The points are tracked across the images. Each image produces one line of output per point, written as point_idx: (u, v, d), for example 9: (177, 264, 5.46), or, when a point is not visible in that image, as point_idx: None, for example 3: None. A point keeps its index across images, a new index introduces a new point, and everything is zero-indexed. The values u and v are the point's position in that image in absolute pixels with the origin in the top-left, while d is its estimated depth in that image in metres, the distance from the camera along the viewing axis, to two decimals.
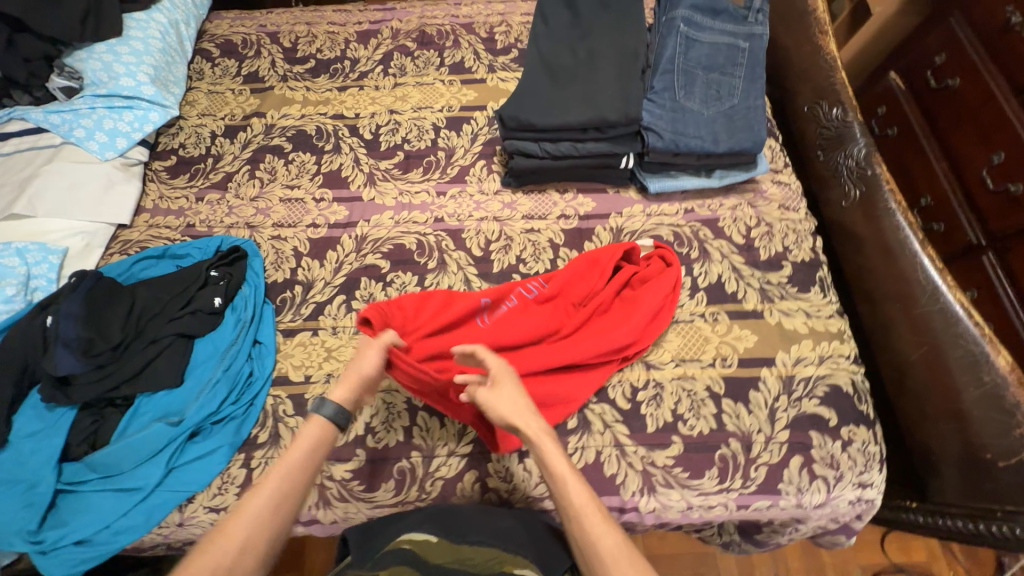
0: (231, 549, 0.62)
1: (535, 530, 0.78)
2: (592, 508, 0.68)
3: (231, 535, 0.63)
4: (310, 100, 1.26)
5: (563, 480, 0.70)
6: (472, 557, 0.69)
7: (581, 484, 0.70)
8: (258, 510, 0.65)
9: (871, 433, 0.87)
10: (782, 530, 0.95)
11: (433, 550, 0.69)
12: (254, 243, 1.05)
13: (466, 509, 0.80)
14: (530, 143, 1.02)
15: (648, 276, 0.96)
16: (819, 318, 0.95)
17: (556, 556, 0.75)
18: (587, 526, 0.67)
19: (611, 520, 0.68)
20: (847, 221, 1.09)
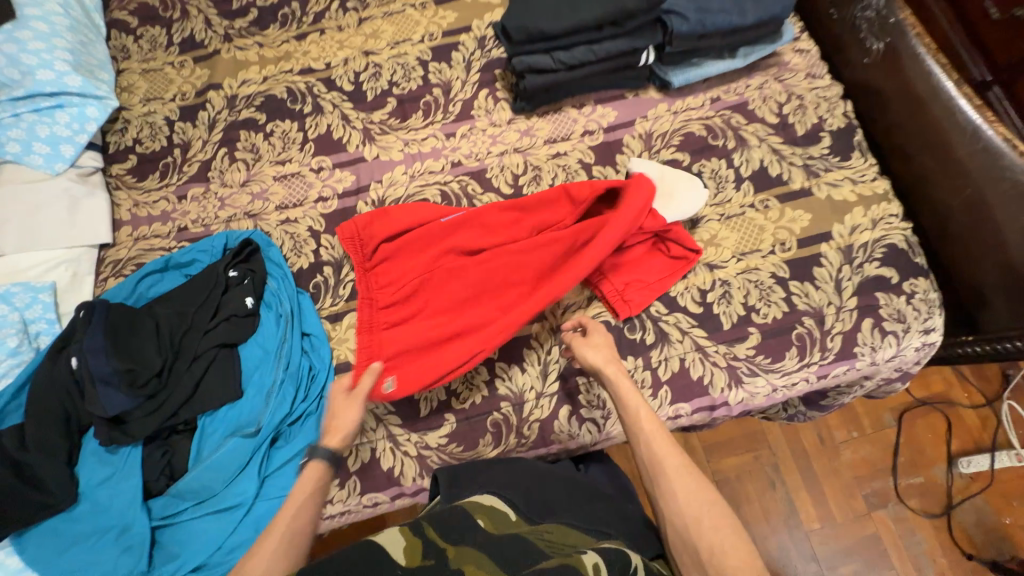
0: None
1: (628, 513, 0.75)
2: (665, 439, 0.68)
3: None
4: (268, 58, 1.08)
5: (637, 411, 0.71)
6: (552, 531, 0.64)
7: (655, 422, 0.70)
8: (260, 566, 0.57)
9: (929, 282, 0.90)
10: (848, 390, 1.02)
11: (506, 523, 0.65)
12: (264, 232, 0.95)
13: (559, 484, 0.76)
14: (542, 56, 0.92)
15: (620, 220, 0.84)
16: (864, 183, 0.95)
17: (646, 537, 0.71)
18: (655, 448, 0.67)
19: (682, 452, 0.67)
20: (869, 78, 1.06)
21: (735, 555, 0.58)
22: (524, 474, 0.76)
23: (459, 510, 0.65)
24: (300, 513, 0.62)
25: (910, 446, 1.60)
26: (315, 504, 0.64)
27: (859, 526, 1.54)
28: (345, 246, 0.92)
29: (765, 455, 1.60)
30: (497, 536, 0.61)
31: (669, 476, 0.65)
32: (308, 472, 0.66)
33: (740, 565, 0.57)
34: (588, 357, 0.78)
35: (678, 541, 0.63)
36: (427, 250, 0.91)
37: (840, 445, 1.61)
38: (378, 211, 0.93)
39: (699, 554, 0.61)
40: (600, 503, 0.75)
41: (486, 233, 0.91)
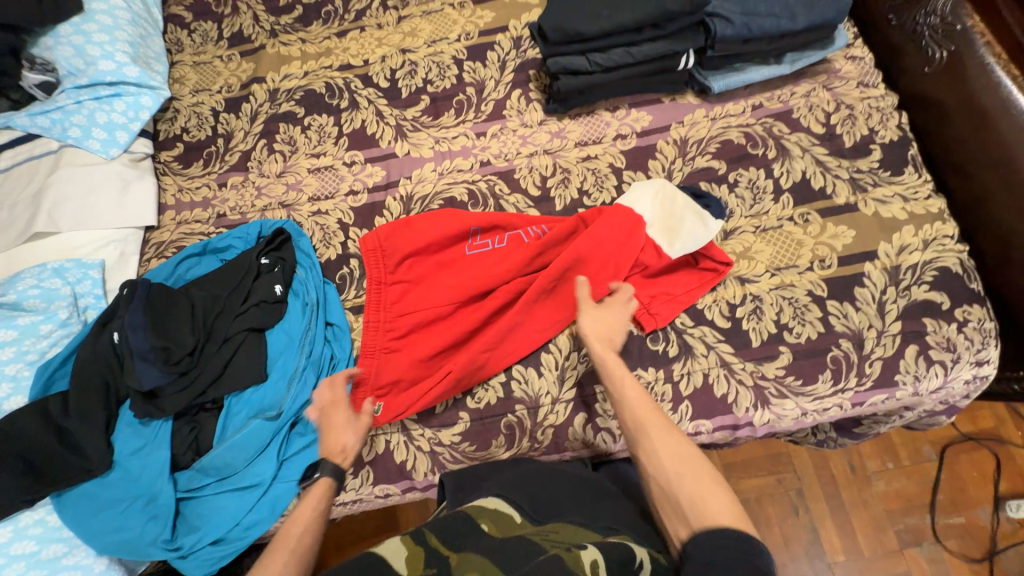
0: None
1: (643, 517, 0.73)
2: (651, 403, 0.67)
3: None
4: (310, 54, 1.12)
5: (622, 376, 0.70)
6: (554, 530, 0.63)
7: (641, 389, 0.69)
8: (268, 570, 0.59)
9: (985, 310, 0.84)
10: (885, 420, 0.95)
11: (508, 524, 0.64)
12: (296, 222, 0.98)
13: (568, 487, 0.75)
14: (578, 57, 0.90)
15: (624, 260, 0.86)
16: (917, 200, 0.89)
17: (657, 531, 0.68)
18: (637, 410, 0.67)
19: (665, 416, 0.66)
20: (928, 89, 0.99)
21: (717, 505, 0.56)
22: (529, 476, 0.76)
23: (461, 516, 0.65)
24: (308, 529, 0.64)
25: (950, 484, 1.50)
26: (319, 521, 0.67)
27: (889, 563, 1.45)
28: (366, 257, 0.93)
29: (789, 478, 1.53)
30: (501, 537, 0.61)
31: (653, 432, 0.64)
32: (314, 490, 0.70)
33: (723, 513, 0.55)
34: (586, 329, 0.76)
35: (660, 496, 0.60)
36: (437, 269, 0.92)
37: (873, 476, 1.53)
38: (401, 221, 0.94)
39: (681, 506, 0.57)
40: (612, 503, 0.73)
41: (496, 255, 0.90)
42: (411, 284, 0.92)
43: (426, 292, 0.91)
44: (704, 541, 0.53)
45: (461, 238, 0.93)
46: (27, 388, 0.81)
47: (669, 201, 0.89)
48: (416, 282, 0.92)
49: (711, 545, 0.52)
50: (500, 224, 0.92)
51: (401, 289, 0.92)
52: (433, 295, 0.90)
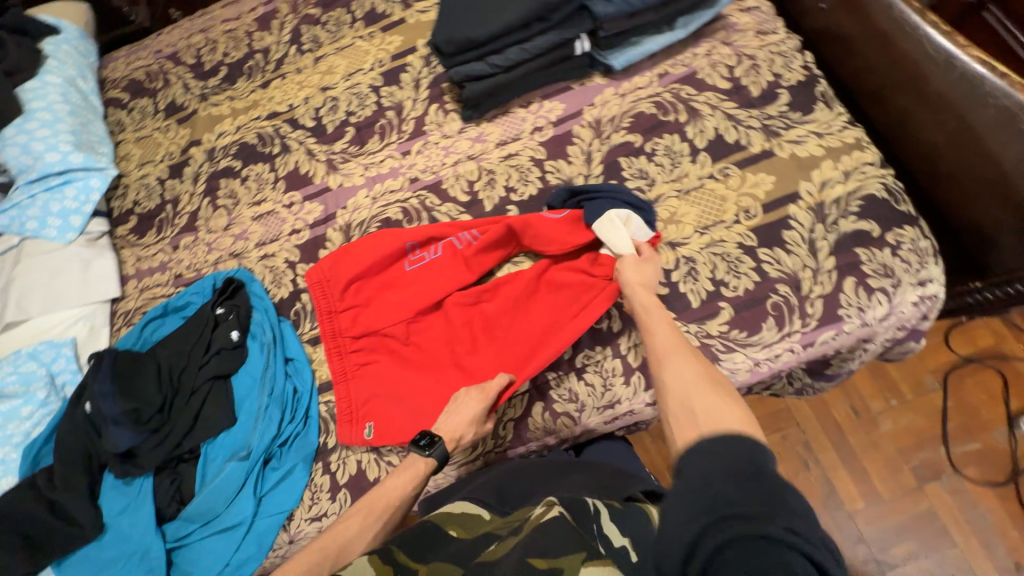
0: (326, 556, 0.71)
1: (600, 472, 0.79)
2: (681, 342, 0.69)
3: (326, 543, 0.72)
4: (239, 109, 1.18)
5: (655, 318, 0.74)
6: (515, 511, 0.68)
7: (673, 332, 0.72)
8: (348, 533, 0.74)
9: (918, 230, 0.83)
10: (851, 356, 0.95)
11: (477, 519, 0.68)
12: (247, 269, 1.03)
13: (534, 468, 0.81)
14: (477, 63, 0.93)
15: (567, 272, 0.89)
16: (832, 134, 0.89)
17: (614, 480, 0.75)
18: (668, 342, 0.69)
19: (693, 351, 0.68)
20: (832, 23, 1.01)
21: (730, 415, 0.56)
22: (496, 477, 0.80)
23: (430, 525, 0.67)
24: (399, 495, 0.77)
25: (959, 410, 1.48)
26: (411, 496, 0.78)
27: (910, 502, 1.42)
28: (312, 290, 0.96)
29: (794, 433, 1.51)
30: (468, 537, 0.63)
31: (677, 361, 0.66)
32: (421, 466, 0.79)
33: (733, 424, 0.55)
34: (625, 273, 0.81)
35: (677, 410, 0.61)
36: (383, 289, 0.96)
37: (878, 415, 1.50)
38: (341, 250, 0.98)
39: (695, 415, 0.58)
40: (574, 474, 0.79)
41: (435, 267, 0.93)
42: (366, 306, 0.96)
43: (382, 311, 0.94)
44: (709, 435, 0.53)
45: (403, 254, 0.97)
46: (17, 468, 0.86)
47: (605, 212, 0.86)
48: (370, 304, 0.96)
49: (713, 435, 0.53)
50: (433, 235, 0.95)
51: (358, 312, 0.96)
52: (385, 314, 0.94)
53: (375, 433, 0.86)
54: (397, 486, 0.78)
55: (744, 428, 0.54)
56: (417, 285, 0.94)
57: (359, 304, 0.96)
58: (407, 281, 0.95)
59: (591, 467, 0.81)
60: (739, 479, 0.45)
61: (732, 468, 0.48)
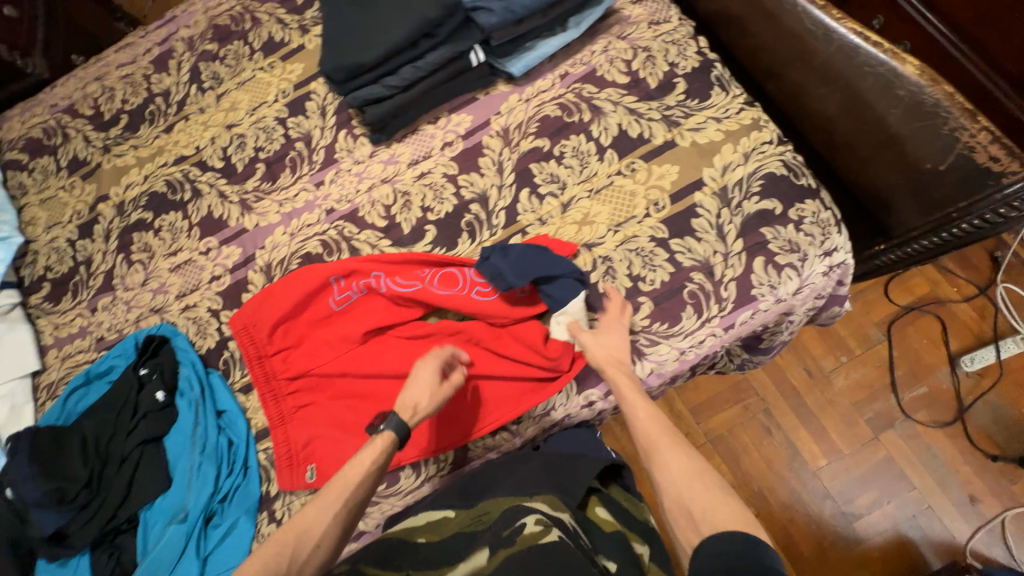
0: (289, 538, 0.66)
1: (553, 463, 0.80)
2: (661, 419, 0.71)
3: (291, 531, 0.67)
4: (144, 157, 1.14)
5: (631, 393, 0.74)
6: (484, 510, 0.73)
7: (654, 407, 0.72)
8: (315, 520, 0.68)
9: (819, 202, 0.85)
10: (779, 329, 0.97)
11: (447, 526, 0.73)
12: (170, 323, 0.99)
13: (485, 473, 0.82)
14: (373, 87, 0.92)
15: (508, 337, 0.87)
16: (729, 118, 0.91)
17: (567, 473, 0.78)
18: (652, 426, 0.70)
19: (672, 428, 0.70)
20: (724, 4, 1.03)
21: (726, 510, 0.60)
22: (455, 488, 0.80)
23: (395, 541, 0.71)
24: (360, 486, 0.71)
25: (905, 358, 1.53)
26: (371, 476, 0.72)
27: (869, 453, 1.47)
28: (238, 336, 0.93)
29: (754, 402, 1.55)
30: (440, 542, 0.70)
31: (665, 450, 0.67)
32: (376, 443, 0.73)
33: (731, 522, 0.59)
34: (590, 348, 0.79)
35: (674, 507, 0.64)
36: (314, 328, 0.93)
37: (831, 374, 1.55)
38: (262, 293, 0.94)
39: (693, 514, 0.61)
40: (527, 465, 0.81)
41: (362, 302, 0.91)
42: (297, 346, 0.93)
43: (314, 351, 0.91)
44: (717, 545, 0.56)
45: (327, 289, 0.93)
46: None
47: (555, 301, 0.83)
48: (302, 345, 0.92)
49: (717, 543, 0.56)
50: (356, 268, 0.92)
51: (291, 352, 0.93)
52: (319, 353, 0.91)
53: (321, 473, 0.85)
54: (359, 464, 0.72)
55: (742, 522, 0.59)
56: (348, 324, 0.91)
57: (283, 348, 0.92)
58: (339, 319, 0.92)
59: (545, 457, 0.82)
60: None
61: (731, 564, 0.53)
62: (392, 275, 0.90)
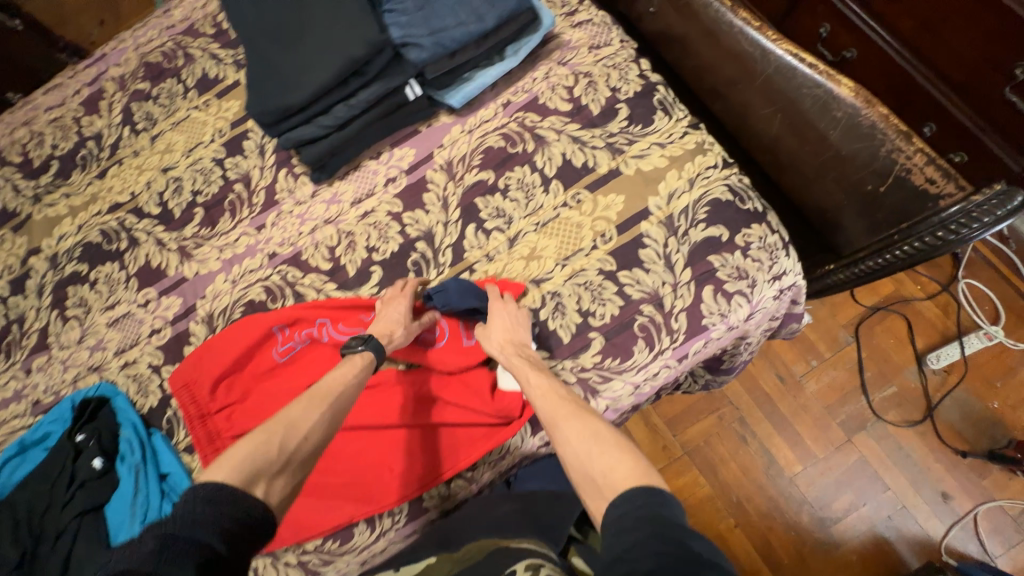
0: (272, 433, 0.65)
1: (535, 509, 0.79)
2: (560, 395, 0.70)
3: (267, 426, 0.66)
4: (77, 206, 1.08)
5: (530, 375, 0.74)
6: (467, 552, 0.67)
7: (549, 384, 0.72)
8: (301, 414, 0.69)
9: (766, 226, 0.84)
10: (739, 351, 0.96)
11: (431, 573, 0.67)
12: (109, 382, 0.95)
13: (462, 518, 0.79)
14: (306, 127, 0.88)
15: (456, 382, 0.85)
16: (673, 143, 0.89)
17: (551, 519, 0.76)
18: (549, 403, 0.69)
19: (570, 400, 0.69)
20: (664, 23, 1.02)
21: (625, 467, 0.58)
22: (433, 537, 0.76)
23: None
24: (347, 393, 0.74)
25: (874, 359, 1.54)
26: (354, 391, 0.75)
27: (843, 456, 1.47)
28: (178, 394, 0.89)
29: (728, 411, 1.54)
30: None
31: (564, 421, 0.66)
32: (356, 360, 0.78)
33: (633, 477, 0.56)
34: (485, 339, 0.80)
35: (580, 479, 0.61)
36: (260, 381, 0.89)
37: (802, 378, 1.55)
38: (201, 348, 0.90)
39: (596, 480, 0.59)
40: (510, 508, 0.79)
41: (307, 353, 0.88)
42: (241, 401, 0.89)
43: (258, 407, 0.87)
44: (620, 498, 0.54)
45: (269, 342, 0.90)
46: None
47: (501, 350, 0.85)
48: (246, 401, 0.88)
49: (619, 504, 0.53)
50: (302, 316, 0.89)
51: (235, 408, 0.88)
52: (262, 409, 0.87)
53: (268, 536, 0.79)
54: (341, 374, 0.76)
55: (642, 476, 0.56)
56: (292, 376, 0.88)
57: (226, 403, 0.88)
58: (284, 371, 0.89)
59: (528, 501, 0.81)
60: (650, 541, 0.47)
61: (645, 530, 0.49)
62: (337, 323, 0.89)
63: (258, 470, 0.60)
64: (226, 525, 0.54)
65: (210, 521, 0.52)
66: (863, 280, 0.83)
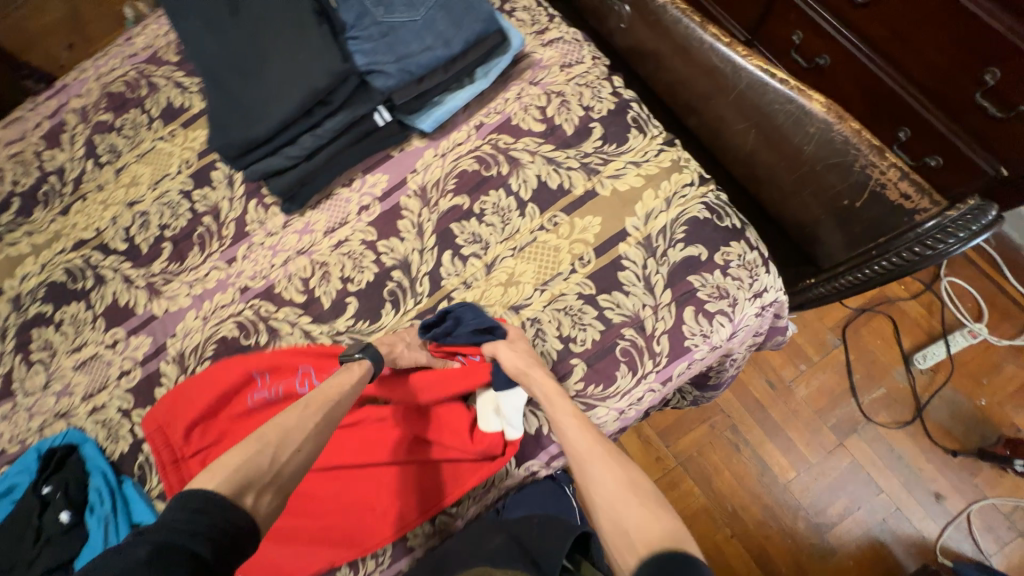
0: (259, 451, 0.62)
1: (529, 534, 0.73)
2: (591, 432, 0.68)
3: (256, 442, 0.63)
4: (40, 244, 1.05)
5: (562, 407, 0.71)
6: None
7: (580, 418, 0.70)
8: (292, 425, 0.66)
9: (745, 243, 0.83)
10: (724, 368, 0.94)
11: None
12: (77, 429, 0.91)
13: (453, 550, 0.73)
14: (273, 158, 0.86)
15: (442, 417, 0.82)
16: (648, 162, 0.88)
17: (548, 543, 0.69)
18: (580, 440, 0.67)
19: (600, 438, 0.68)
20: (635, 39, 1.02)
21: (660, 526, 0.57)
22: (421, 573, 0.71)
23: None
24: (341, 403, 0.71)
25: (861, 361, 1.54)
26: (349, 399, 0.72)
27: (836, 460, 1.47)
28: (151, 438, 0.84)
29: (720, 419, 1.53)
30: None
31: (597, 462, 0.64)
32: (354, 369, 0.75)
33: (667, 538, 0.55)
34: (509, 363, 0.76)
35: (609, 528, 0.59)
36: (238, 423, 0.86)
37: (792, 383, 1.55)
38: (175, 391, 0.86)
39: (628, 534, 0.57)
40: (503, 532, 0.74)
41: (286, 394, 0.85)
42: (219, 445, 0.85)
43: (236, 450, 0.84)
44: (652, 561, 0.53)
45: (245, 384, 0.86)
46: None
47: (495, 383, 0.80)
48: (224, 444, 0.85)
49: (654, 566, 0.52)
50: (279, 357, 0.86)
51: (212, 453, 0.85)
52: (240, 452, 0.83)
53: None
54: (335, 384, 0.72)
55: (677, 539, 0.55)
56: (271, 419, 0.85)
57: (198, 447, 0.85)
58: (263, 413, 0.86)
59: (522, 524, 0.75)
60: None
61: None
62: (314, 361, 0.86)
63: (246, 481, 0.59)
64: (214, 534, 0.53)
65: (201, 533, 0.52)
66: (841, 294, 0.83)
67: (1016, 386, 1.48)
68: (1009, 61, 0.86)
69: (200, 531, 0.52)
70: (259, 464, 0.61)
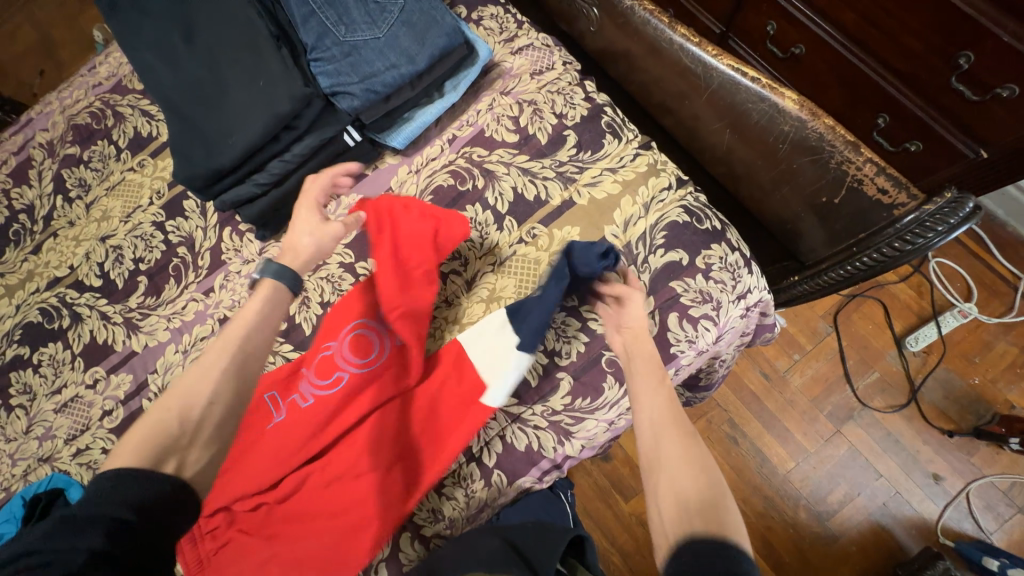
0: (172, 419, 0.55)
1: (525, 539, 0.71)
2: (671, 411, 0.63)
3: (165, 405, 0.56)
4: (13, 285, 1.02)
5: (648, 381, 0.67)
6: None
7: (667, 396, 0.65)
8: (204, 370, 0.59)
9: (726, 245, 0.83)
10: (713, 369, 0.93)
11: None
12: (61, 472, 0.89)
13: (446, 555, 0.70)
14: (243, 187, 0.85)
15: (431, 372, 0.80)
16: (624, 167, 0.87)
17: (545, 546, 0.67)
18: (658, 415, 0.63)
19: (686, 421, 0.62)
20: (606, 41, 1.00)
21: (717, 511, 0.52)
22: None
23: None
24: (252, 335, 0.63)
25: (854, 346, 1.54)
26: (266, 325, 0.65)
27: (833, 447, 1.47)
28: None
29: (716, 414, 1.53)
30: None
31: (668, 438, 0.60)
32: (260, 291, 0.68)
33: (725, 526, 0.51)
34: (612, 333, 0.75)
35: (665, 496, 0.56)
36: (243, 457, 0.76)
37: (786, 373, 1.54)
38: None
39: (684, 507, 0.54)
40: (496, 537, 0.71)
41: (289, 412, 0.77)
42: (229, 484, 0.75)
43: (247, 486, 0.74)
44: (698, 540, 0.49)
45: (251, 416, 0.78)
46: None
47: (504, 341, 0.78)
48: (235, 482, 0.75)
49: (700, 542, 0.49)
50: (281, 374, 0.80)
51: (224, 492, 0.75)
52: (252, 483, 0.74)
53: None
54: (250, 312, 0.65)
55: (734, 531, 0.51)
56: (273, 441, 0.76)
57: None
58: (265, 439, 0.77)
59: (519, 529, 0.73)
60: None
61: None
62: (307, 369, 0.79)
63: (167, 450, 0.53)
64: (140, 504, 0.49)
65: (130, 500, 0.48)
66: (824, 291, 0.81)
67: (1008, 362, 1.49)
68: (980, 44, 0.85)
69: (125, 504, 0.47)
70: (176, 429, 0.54)
